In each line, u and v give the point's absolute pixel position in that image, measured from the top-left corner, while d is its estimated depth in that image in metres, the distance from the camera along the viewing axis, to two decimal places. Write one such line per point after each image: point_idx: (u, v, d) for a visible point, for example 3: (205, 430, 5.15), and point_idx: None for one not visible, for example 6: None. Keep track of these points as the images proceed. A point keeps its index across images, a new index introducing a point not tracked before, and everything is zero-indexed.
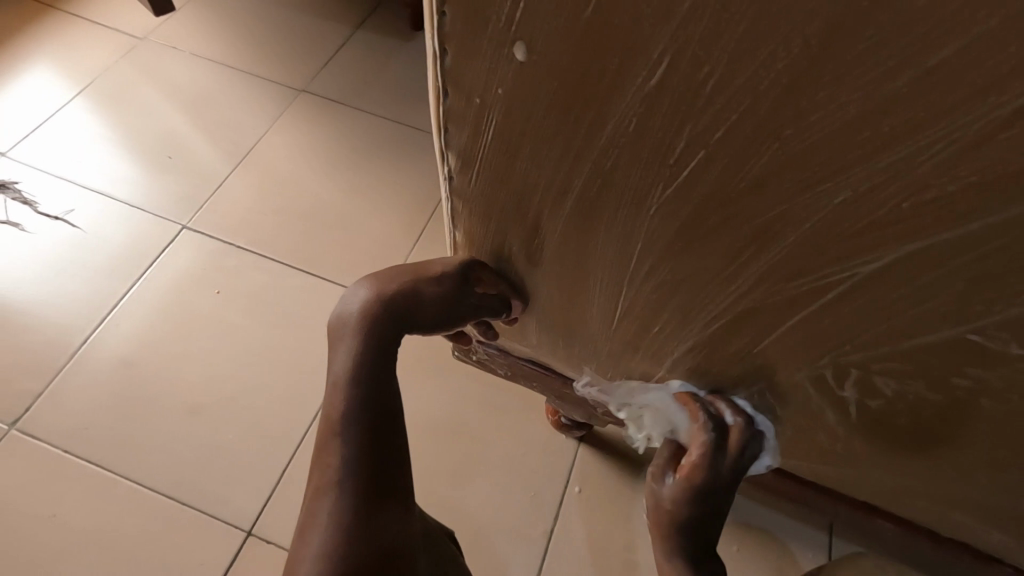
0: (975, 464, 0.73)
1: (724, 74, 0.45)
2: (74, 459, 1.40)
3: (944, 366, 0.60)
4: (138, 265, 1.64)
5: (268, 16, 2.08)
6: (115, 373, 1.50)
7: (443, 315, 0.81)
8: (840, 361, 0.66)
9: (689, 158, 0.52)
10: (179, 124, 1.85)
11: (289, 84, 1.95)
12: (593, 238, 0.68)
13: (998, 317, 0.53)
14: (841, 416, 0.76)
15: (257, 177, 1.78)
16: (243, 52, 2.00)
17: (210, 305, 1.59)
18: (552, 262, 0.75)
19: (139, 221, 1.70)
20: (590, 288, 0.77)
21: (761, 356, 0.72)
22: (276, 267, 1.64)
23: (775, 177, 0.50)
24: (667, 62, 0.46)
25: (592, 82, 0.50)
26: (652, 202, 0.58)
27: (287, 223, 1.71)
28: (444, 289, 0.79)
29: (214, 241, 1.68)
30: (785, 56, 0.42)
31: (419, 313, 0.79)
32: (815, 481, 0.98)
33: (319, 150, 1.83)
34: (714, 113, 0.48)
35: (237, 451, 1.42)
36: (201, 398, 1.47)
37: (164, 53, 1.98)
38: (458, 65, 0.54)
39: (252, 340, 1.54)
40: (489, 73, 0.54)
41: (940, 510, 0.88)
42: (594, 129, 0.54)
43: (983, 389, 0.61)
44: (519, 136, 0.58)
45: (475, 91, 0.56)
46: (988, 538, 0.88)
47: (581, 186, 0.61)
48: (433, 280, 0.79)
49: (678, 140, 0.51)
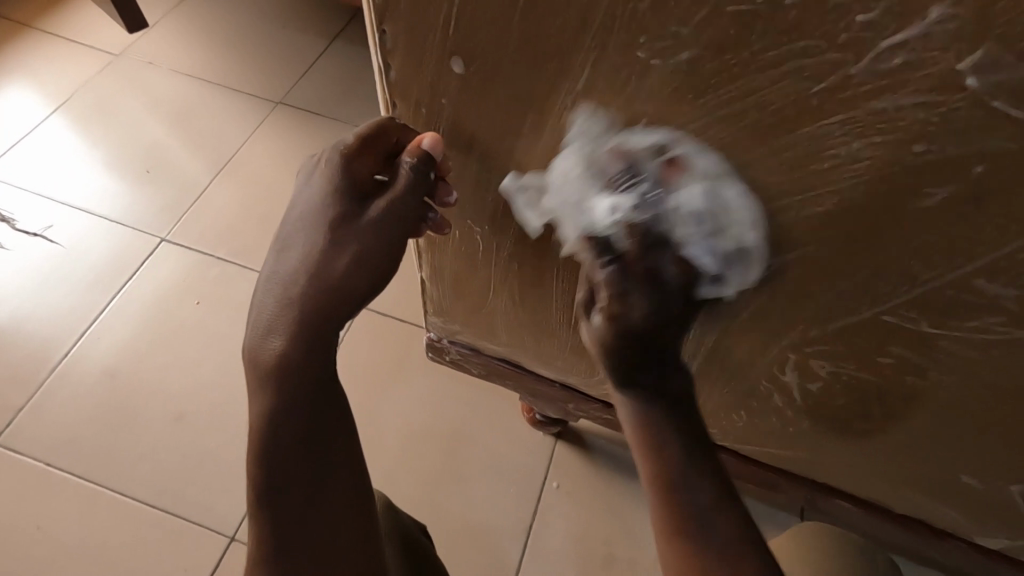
0: (913, 440, 0.78)
1: (641, 82, 0.48)
2: (57, 474, 1.41)
3: (870, 346, 0.64)
4: (118, 279, 1.65)
5: (246, 29, 2.11)
6: (97, 386, 1.51)
7: (365, 245, 0.68)
8: (772, 344, 0.71)
9: (619, 161, 0.56)
10: (157, 137, 1.87)
11: (267, 95, 1.97)
12: (544, 238, 0.71)
13: (910, 299, 0.56)
14: (789, 399, 0.81)
15: (237, 188, 1.80)
16: (221, 66, 2.03)
17: (191, 315, 1.61)
18: (511, 261, 0.79)
19: (118, 234, 1.72)
20: (549, 286, 0.80)
21: (710, 345, 0.75)
22: (257, 276, 1.67)
23: None
24: (590, 71, 0.49)
25: (525, 89, 0.53)
26: (591, 202, 0.62)
27: (266, 232, 1.73)
28: (332, 225, 0.68)
29: (194, 252, 1.70)
30: (691, 65, 0.45)
31: (337, 267, 0.69)
32: (778, 466, 1.02)
33: (298, 160, 1.85)
34: (636, 117, 0.51)
35: (221, 459, 1.43)
36: (183, 407, 1.49)
37: (140, 68, 2.00)
38: (403, 78, 0.58)
39: (234, 349, 1.56)
40: (431, 84, 0.57)
41: (894, 488, 0.92)
42: (531, 135, 0.57)
43: (909, 367, 0.65)
44: (464, 142, 0.62)
45: (421, 102, 0.59)
46: (943, 513, 0.92)
47: (518, 189, 0.65)
48: (327, 233, 0.69)
49: (608, 143, 0.55)
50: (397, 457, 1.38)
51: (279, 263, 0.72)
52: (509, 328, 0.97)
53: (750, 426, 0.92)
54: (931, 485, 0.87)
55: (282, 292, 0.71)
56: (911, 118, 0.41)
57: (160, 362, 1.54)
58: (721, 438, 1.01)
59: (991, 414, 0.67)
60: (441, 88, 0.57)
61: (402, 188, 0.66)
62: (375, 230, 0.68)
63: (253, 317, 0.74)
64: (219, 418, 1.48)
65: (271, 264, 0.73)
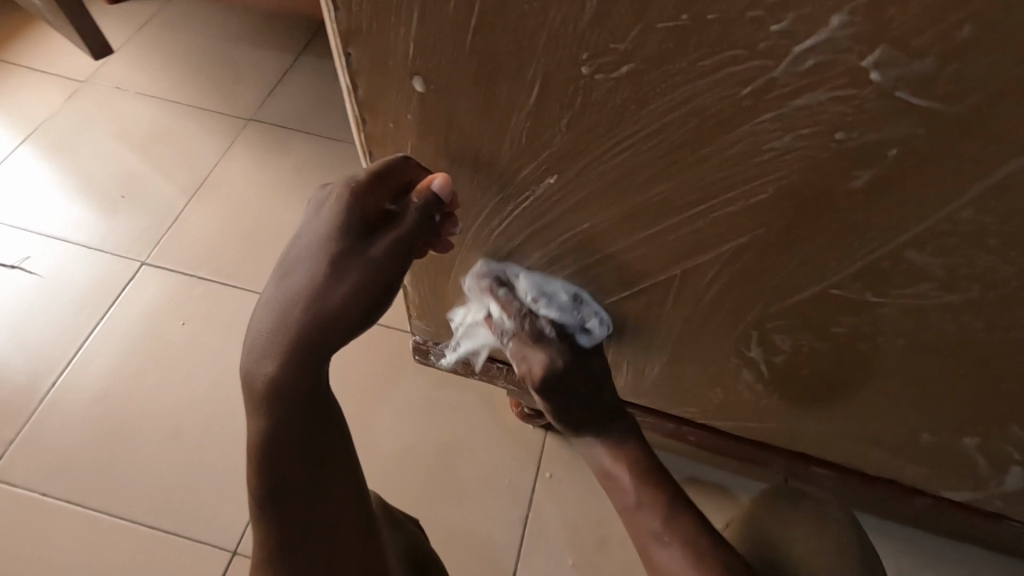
0: (875, 403, 0.83)
1: (589, 89, 0.53)
2: (53, 502, 1.42)
3: (824, 318, 0.69)
4: (100, 304, 1.66)
5: (213, 48, 2.11)
6: (87, 413, 1.52)
7: (366, 275, 0.70)
8: (736, 322, 0.75)
9: (578, 163, 0.60)
10: (131, 162, 1.87)
11: (238, 113, 1.98)
12: (517, 242, 0.75)
13: (853, 271, 0.61)
14: (759, 374, 0.85)
15: (214, 207, 1.81)
16: (190, 86, 2.03)
17: (177, 336, 1.62)
18: (487, 264, 0.82)
19: (98, 260, 1.72)
20: (526, 285, 0.84)
21: (682, 329, 0.80)
22: (241, 292, 1.68)
23: (651, 176, 0.58)
24: (543, 81, 0.53)
25: (487, 101, 0.57)
26: (557, 203, 0.66)
27: (247, 249, 1.75)
28: (336, 254, 0.69)
29: (176, 273, 1.71)
30: (634, 71, 0.50)
31: (336, 295, 0.70)
32: (757, 439, 1.07)
33: (274, 175, 1.87)
34: (591, 122, 0.55)
35: (217, 475, 1.45)
36: (176, 427, 1.50)
37: (108, 93, 2.00)
38: (372, 97, 0.61)
39: (223, 367, 1.57)
40: (399, 100, 0.61)
41: (863, 451, 0.98)
42: (495, 142, 0.61)
43: (862, 334, 0.70)
44: (435, 154, 0.65)
45: (391, 117, 0.63)
46: (912, 470, 0.98)
47: (485, 192, 0.69)
48: (329, 261, 0.70)
49: (565, 148, 0.59)
50: (393, 460, 1.41)
51: (277, 289, 0.72)
52: (490, 330, 1.01)
53: (726, 403, 0.97)
54: (897, 445, 0.93)
55: (282, 318, 0.71)
56: (829, 109, 0.47)
57: (149, 385, 1.55)
58: (701, 417, 1.05)
59: (940, 373, 0.72)
60: (406, 103, 0.60)
61: (413, 223, 0.69)
62: (380, 262, 0.70)
63: (250, 341, 0.73)
64: (212, 435, 1.49)
65: (270, 288, 0.73)
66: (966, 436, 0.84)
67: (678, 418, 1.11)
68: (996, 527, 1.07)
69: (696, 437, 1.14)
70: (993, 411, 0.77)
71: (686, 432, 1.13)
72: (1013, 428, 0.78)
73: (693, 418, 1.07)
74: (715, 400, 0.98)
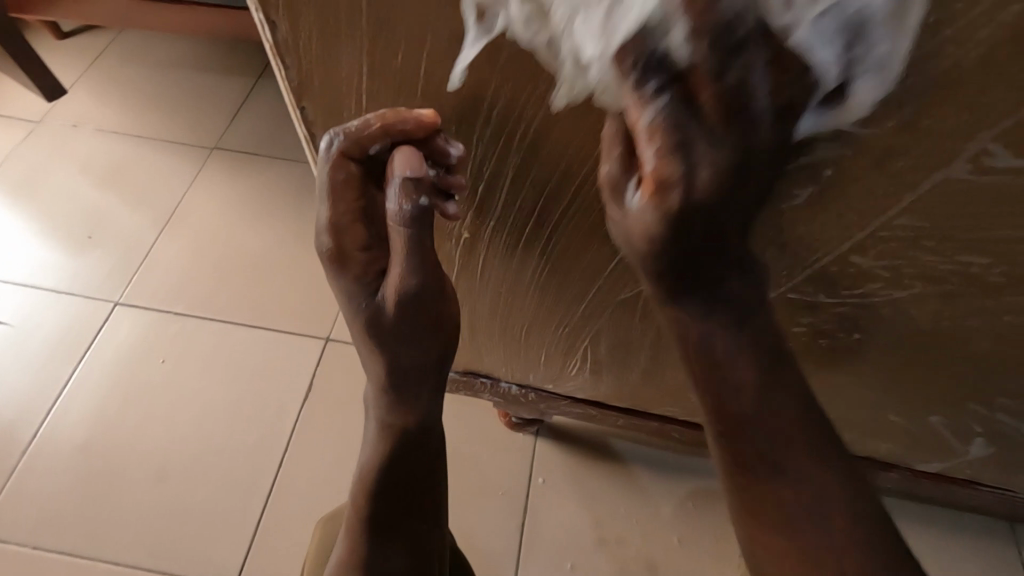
0: (844, 389, 0.87)
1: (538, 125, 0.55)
2: (45, 554, 1.40)
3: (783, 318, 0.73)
4: (76, 349, 1.64)
5: (169, 78, 2.09)
6: (72, 461, 1.50)
7: (402, 318, 0.71)
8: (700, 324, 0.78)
9: (538, 190, 0.62)
10: (95, 200, 1.85)
11: (201, 142, 1.97)
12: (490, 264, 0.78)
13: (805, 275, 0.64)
14: None
15: (185, 240, 1.80)
16: (148, 119, 2.00)
17: (158, 373, 1.61)
18: (462, 286, 0.85)
19: (69, 304, 1.69)
20: (501, 304, 0.86)
21: (652, 336, 0.83)
22: (219, 324, 1.67)
23: (608, 199, 0.61)
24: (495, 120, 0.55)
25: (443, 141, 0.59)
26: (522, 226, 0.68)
27: (220, 280, 1.73)
28: (368, 316, 0.72)
29: (151, 311, 1.69)
30: (579, 108, 0.52)
31: (396, 344, 0.74)
32: None
33: (243, 203, 1.86)
34: (544, 154, 0.58)
35: (211, 510, 1.44)
36: (164, 466, 1.49)
37: (65, 132, 1.96)
38: (331, 142, 0.63)
39: (208, 402, 1.56)
40: (357, 144, 0.62)
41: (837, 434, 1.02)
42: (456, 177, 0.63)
43: (820, 330, 0.74)
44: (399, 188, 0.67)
45: (351, 160, 0.64)
46: (884, 447, 1.02)
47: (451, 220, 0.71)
48: (366, 325, 0.73)
49: (523, 178, 0.61)
50: None
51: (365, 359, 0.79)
52: (469, 347, 1.03)
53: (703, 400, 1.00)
54: (866, 427, 0.97)
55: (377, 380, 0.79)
56: None
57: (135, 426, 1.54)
58: (681, 413, 1.09)
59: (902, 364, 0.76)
60: (358, 147, 0.61)
61: (402, 236, 0.62)
62: (396, 302, 0.68)
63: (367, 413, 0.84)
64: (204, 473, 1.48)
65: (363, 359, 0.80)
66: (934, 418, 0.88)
67: (660, 416, 1.14)
68: (968, 493, 1.12)
69: (680, 433, 1.17)
70: (950, 391, 0.81)
71: (669, 429, 1.16)
72: (970, 407, 0.83)
73: (674, 415, 1.10)
74: (692, 398, 1.01)
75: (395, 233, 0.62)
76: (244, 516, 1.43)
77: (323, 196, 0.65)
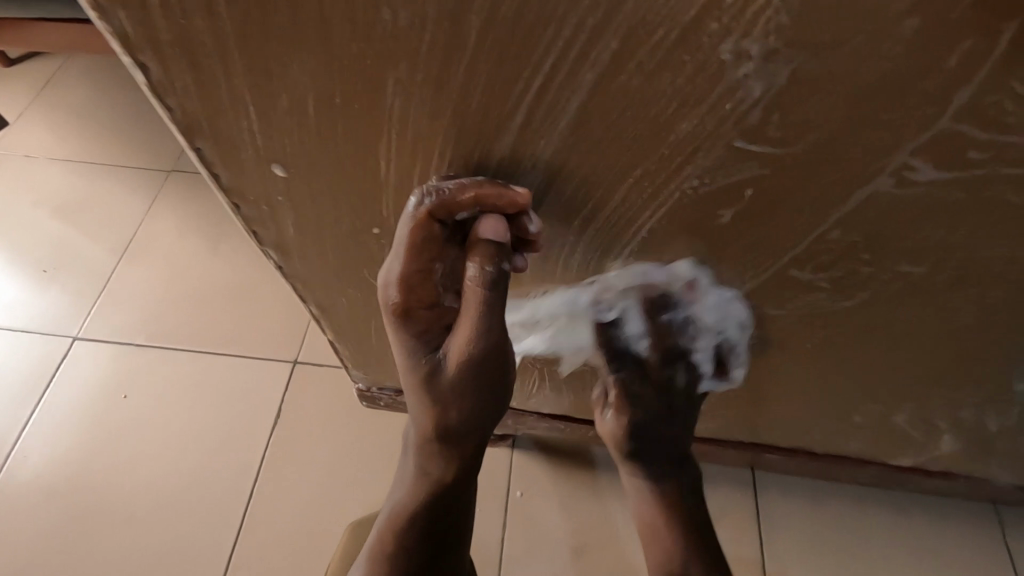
0: (827, 393, 0.84)
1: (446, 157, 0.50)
2: None
3: (736, 329, 0.70)
4: (30, 389, 1.54)
5: (122, 104, 2.03)
6: (25, 509, 1.39)
7: (473, 375, 0.68)
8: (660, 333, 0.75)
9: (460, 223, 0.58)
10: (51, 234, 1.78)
11: (158, 166, 1.91)
12: None
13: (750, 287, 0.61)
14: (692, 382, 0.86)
15: (146, 267, 1.74)
16: (103, 147, 1.94)
17: (117, 408, 1.50)
18: None
19: (23, 343, 1.60)
20: None
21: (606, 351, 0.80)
22: (181, 352, 1.58)
23: (533, 228, 0.57)
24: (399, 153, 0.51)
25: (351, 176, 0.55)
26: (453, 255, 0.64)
27: (183, 307, 1.66)
28: (428, 371, 0.69)
29: (110, 343, 1.60)
30: (484, 138, 0.47)
31: (457, 397, 0.71)
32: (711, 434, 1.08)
33: (203, 228, 1.80)
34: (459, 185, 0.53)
35: (177, 549, 1.33)
36: (125, 508, 1.38)
37: (16, 165, 1.90)
38: (236, 183, 0.58)
39: (170, 448, 1.45)
40: (263, 183, 0.57)
41: (809, 433, 1.00)
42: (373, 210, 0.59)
43: (773, 339, 0.71)
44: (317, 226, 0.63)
45: (260, 199, 0.60)
46: (858, 442, 1.00)
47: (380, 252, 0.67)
48: (423, 380, 0.69)
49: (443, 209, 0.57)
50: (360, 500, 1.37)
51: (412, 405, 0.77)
52: None
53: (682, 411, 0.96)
54: (836, 424, 0.94)
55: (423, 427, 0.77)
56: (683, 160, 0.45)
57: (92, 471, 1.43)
58: None
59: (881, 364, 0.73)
60: (420, 219, 0.54)
61: (479, 300, 0.59)
62: (462, 363, 0.65)
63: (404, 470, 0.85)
64: (167, 527, 1.36)
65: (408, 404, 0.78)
66: (916, 412, 0.85)
67: None
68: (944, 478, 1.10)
69: None
70: (932, 388, 0.78)
71: None
72: (957, 400, 0.80)
73: None
74: None
75: (472, 297, 0.58)
76: (214, 562, 1.32)
77: (396, 255, 0.59)
